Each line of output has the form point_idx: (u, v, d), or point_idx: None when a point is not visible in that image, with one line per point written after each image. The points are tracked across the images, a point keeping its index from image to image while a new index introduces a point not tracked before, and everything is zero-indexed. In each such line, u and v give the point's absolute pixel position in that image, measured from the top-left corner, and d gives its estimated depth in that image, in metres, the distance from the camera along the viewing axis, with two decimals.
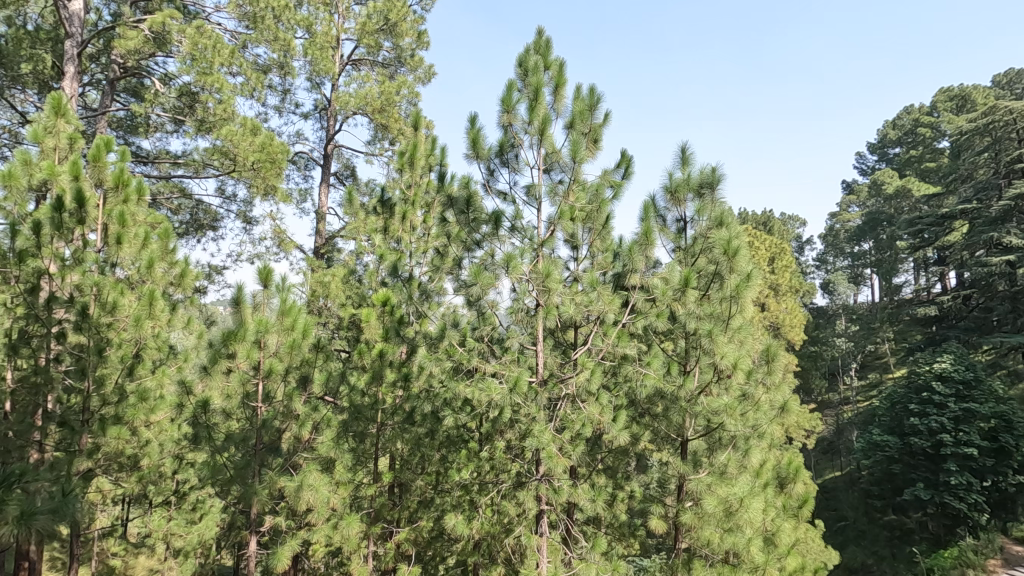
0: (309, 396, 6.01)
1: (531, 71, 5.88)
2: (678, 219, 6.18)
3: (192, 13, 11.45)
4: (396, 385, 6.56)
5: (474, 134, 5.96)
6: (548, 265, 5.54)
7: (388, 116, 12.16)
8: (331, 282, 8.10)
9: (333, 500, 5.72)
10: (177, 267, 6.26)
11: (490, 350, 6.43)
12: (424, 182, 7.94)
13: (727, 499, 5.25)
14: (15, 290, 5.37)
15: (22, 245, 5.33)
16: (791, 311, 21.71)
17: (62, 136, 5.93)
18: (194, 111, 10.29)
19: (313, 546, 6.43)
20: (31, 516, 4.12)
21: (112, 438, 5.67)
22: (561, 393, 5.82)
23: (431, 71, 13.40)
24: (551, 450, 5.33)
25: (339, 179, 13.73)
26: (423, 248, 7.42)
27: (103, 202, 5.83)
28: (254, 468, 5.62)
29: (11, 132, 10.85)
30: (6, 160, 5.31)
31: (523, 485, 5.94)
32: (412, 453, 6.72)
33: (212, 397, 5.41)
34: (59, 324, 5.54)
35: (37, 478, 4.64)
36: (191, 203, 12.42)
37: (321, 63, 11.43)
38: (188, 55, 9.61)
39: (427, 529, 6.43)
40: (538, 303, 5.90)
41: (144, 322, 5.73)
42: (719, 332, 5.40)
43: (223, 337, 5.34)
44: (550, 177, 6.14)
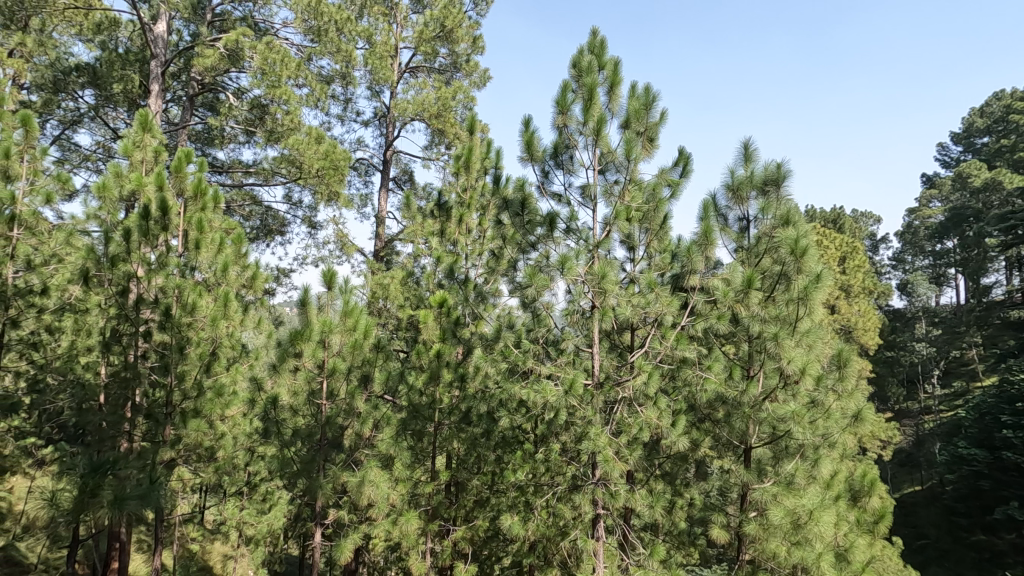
0: (370, 395, 6.22)
1: (586, 72, 5.83)
2: (741, 217, 5.96)
3: (263, 30, 12.15)
4: (452, 385, 6.48)
5: (528, 136, 5.97)
6: (604, 266, 5.46)
7: (444, 121, 12.42)
8: (391, 283, 8.31)
9: (393, 496, 5.89)
10: (249, 270, 6.59)
11: (546, 352, 6.34)
12: (479, 185, 8.03)
13: (796, 511, 5.00)
14: (108, 292, 5.88)
15: (114, 251, 5.83)
16: (864, 313, 20.49)
17: (149, 149, 6.40)
18: (264, 122, 10.88)
19: (373, 540, 6.61)
20: (122, 501, 4.56)
21: (192, 430, 5.95)
22: (617, 395, 5.71)
23: (486, 75, 13.55)
24: (607, 454, 5.27)
25: (397, 183, 14.16)
26: (479, 250, 7.53)
27: (183, 210, 6.23)
28: (319, 463, 5.90)
29: (105, 147, 11.84)
30: (101, 174, 5.82)
31: (579, 489, 5.83)
32: (468, 452, 6.79)
33: (281, 393, 5.86)
34: (145, 324, 6.01)
35: (127, 466, 5.07)
36: (261, 209, 13.06)
37: (380, 72, 11.82)
38: (259, 70, 10.14)
39: (483, 529, 6.46)
40: (594, 305, 5.80)
41: (220, 321, 6.05)
42: (785, 335, 5.17)
43: (291, 337, 5.70)
44: (605, 178, 6.07)
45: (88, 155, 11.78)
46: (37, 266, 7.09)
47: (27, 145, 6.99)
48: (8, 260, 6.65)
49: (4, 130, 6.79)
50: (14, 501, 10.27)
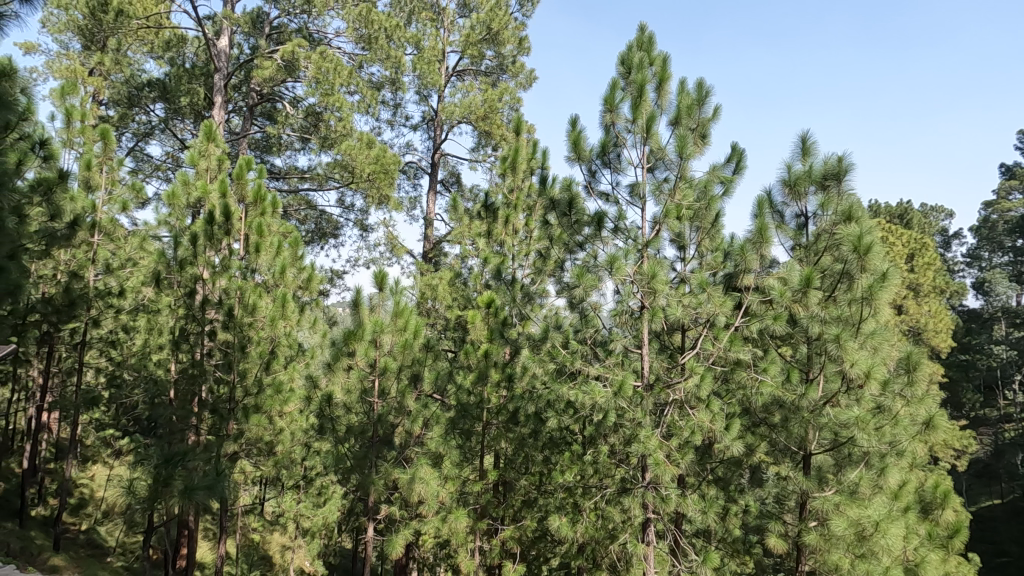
0: (420, 393, 6.35)
1: (635, 68, 5.74)
2: (798, 214, 5.71)
3: (317, 41, 12.61)
4: (500, 386, 6.59)
5: (575, 135, 5.93)
6: (654, 266, 5.36)
7: (491, 123, 12.51)
8: (439, 284, 8.46)
9: (442, 494, 6.02)
10: (305, 272, 6.77)
11: (594, 352, 6.23)
12: (525, 186, 8.01)
13: (860, 522, 4.76)
14: (178, 294, 6.35)
15: (183, 255, 6.28)
16: (935, 314, 19.28)
17: (213, 158, 6.76)
18: (318, 129, 11.30)
19: (423, 536, 6.73)
20: (191, 491, 4.89)
21: (252, 425, 6.18)
22: (668, 398, 5.58)
23: (532, 75, 13.55)
24: (658, 457, 5.16)
25: (445, 186, 14.37)
26: (526, 250, 7.55)
27: (244, 215, 6.54)
28: (371, 459, 6.14)
29: (173, 157, 12.59)
30: (170, 182, 6.25)
31: (628, 492, 5.74)
32: (516, 452, 6.78)
33: (335, 391, 6.08)
34: (210, 324, 6.37)
35: (196, 458, 5.43)
36: (315, 213, 13.54)
37: (428, 76, 12.04)
38: (313, 79, 10.52)
39: (531, 529, 6.43)
40: (644, 305, 5.70)
41: (279, 321, 6.28)
42: (848, 337, 4.94)
43: (345, 336, 5.94)
44: (655, 176, 5.95)
45: (159, 165, 12.53)
46: (115, 269, 7.55)
47: (105, 157, 7.50)
48: (90, 263, 7.32)
49: (86, 143, 7.39)
50: (95, 487, 11.04)
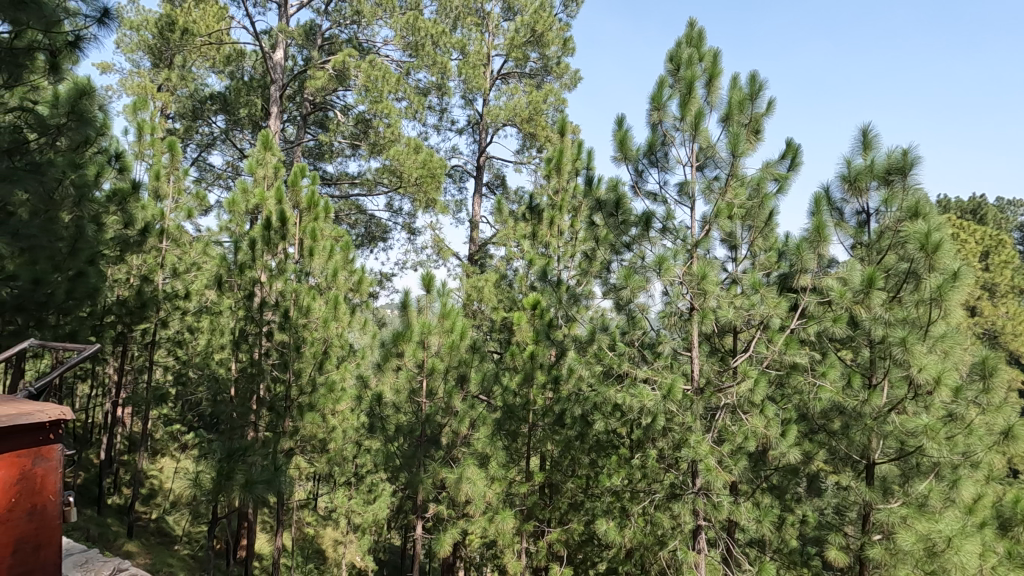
0: (466, 394, 6.44)
1: (684, 65, 5.62)
2: (858, 211, 5.46)
3: (366, 50, 12.99)
4: (546, 387, 6.60)
5: (622, 135, 5.86)
6: (704, 266, 5.21)
7: (535, 125, 12.53)
8: (485, 286, 8.60)
9: (489, 494, 6.06)
10: (355, 275, 6.95)
11: (641, 355, 6.05)
12: (571, 186, 7.93)
13: (930, 537, 4.46)
14: (237, 296, 6.67)
15: (242, 259, 6.59)
16: (1013, 316, 17.97)
17: (270, 166, 7.06)
18: (367, 136, 11.64)
19: (470, 536, 6.79)
20: (251, 485, 5.27)
21: (308, 423, 6.44)
22: (719, 402, 5.39)
23: (577, 75, 13.49)
24: (710, 463, 5.02)
25: (490, 188, 14.51)
26: (571, 252, 7.55)
27: (299, 220, 6.77)
28: (419, 458, 6.27)
29: (232, 165, 13.23)
30: (231, 191, 6.62)
31: (678, 498, 5.59)
32: (563, 454, 6.71)
33: (384, 391, 6.28)
34: (268, 325, 6.65)
35: (255, 453, 5.70)
36: (365, 217, 13.95)
37: (473, 80, 12.20)
38: (363, 87, 10.82)
39: (578, 532, 6.38)
40: (693, 306, 5.53)
41: (331, 323, 6.47)
42: (916, 340, 4.65)
43: (393, 337, 6.10)
44: (704, 175, 5.80)
45: (220, 174, 13.19)
46: (181, 273, 8.11)
47: (172, 167, 7.94)
48: (159, 267, 7.81)
49: (155, 155, 7.85)
50: (165, 478, 11.73)
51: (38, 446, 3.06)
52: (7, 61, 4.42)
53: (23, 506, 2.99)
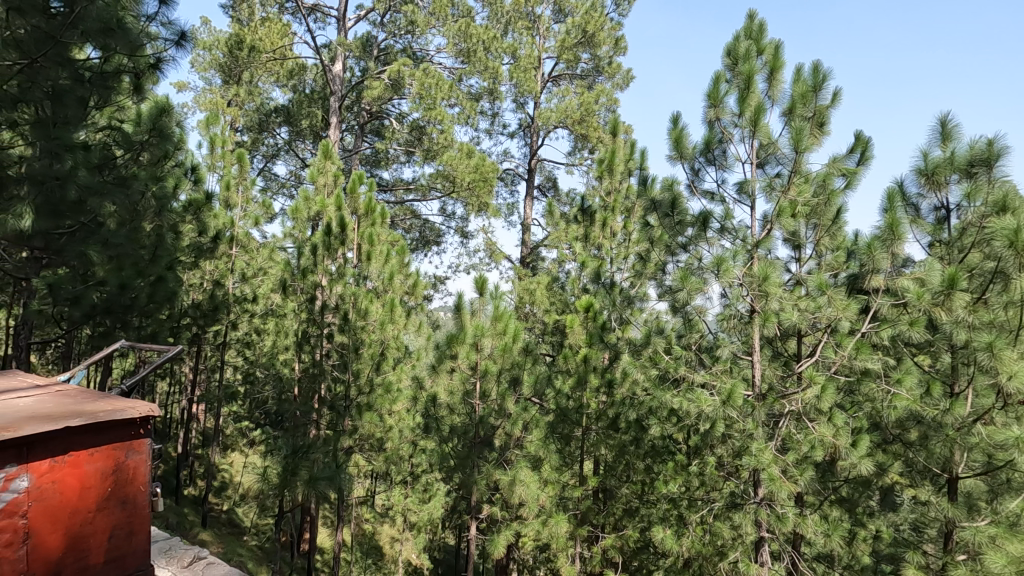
0: (519, 397, 6.48)
1: (742, 59, 5.42)
2: (937, 207, 5.13)
3: (420, 58, 13.31)
4: (600, 391, 6.49)
5: (677, 134, 5.72)
6: (766, 267, 5.00)
7: (587, 126, 12.45)
8: (537, 289, 8.68)
9: (542, 497, 6.08)
10: (411, 278, 7.11)
11: (699, 359, 5.84)
12: (623, 187, 7.80)
13: (1022, 559, 4.09)
14: (302, 299, 7.02)
15: (305, 264, 6.90)
16: None
17: (330, 174, 7.33)
18: (422, 142, 11.89)
19: (523, 538, 6.83)
20: (315, 481, 5.51)
21: (366, 422, 6.67)
22: (782, 409, 5.13)
23: (629, 75, 13.30)
24: (773, 472, 4.81)
25: (542, 190, 14.52)
26: (624, 253, 7.42)
27: (357, 226, 6.99)
28: (473, 459, 6.36)
29: (295, 174, 13.86)
30: (294, 199, 6.94)
31: (738, 507, 5.38)
32: (617, 459, 6.56)
33: (439, 392, 6.41)
34: (328, 327, 6.90)
35: (317, 450, 5.96)
36: (420, 222, 14.26)
37: (525, 84, 12.27)
38: (417, 95, 11.09)
39: (634, 539, 6.29)
40: (754, 309, 5.29)
41: (387, 324, 6.62)
42: (1004, 345, 4.20)
43: (448, 340, 6.25)
44: (765, 172, 5.59)
45: (284, 183, 13.86)
46: (249, 277, 8.58)
47: (240, 177, 8.35)
48: (229, 273, 8.26)
49: (225, 166, 8.34)
50: (234, 472, 12.40)
51: (130, 440, 3.28)
52: (98, 84, 4.82)
53: (118, 496, 3.22)
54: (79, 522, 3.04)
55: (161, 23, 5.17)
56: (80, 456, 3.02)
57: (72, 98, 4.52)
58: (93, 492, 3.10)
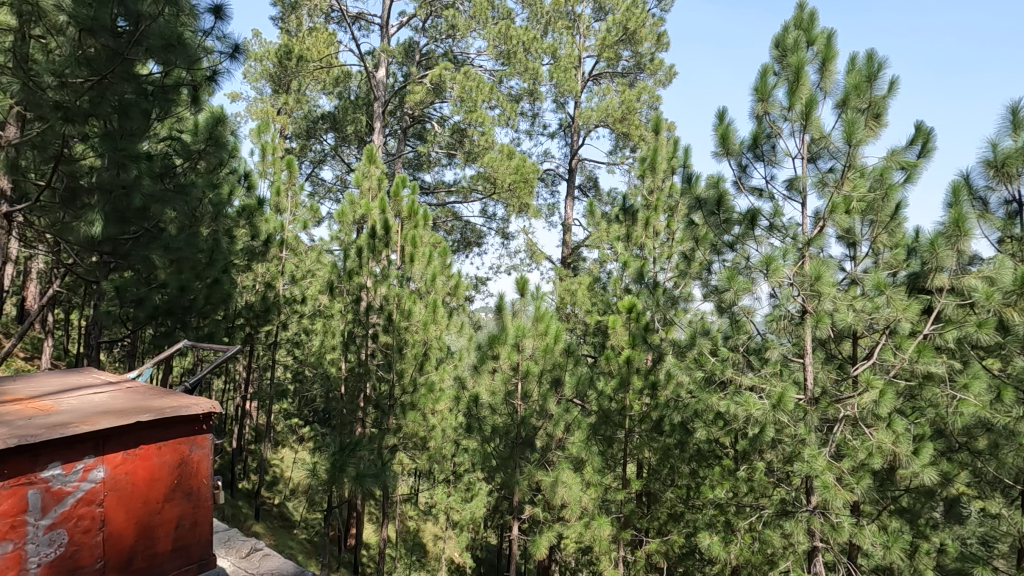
0: (561, 398, 6.48)
1: (790, 50, 5.23)
2: (1007, 200, 4.82)
3: (461, 62, 13.47)
4: (643, 393, 6.35)
5: (723, 130, 5.57)
6: (819, 266, 4.82)
7: (629, 124, 12.28)
8: (578, 290, 8.74)
9: (584, 499, 6.06)
10: (453, 279, 7.19)
11: (747, 361, 5.65)
12: (666, 186, 7.65)
13: None
14: (348, 300, 7.24)
15: (351, 266, 7.08)
16: None
17: (374, 178, 7.49)
18: (463, 144, 12.01)
19: (565, 540, 6.80)
20: (361, 478, 5.66)
21: (410, 421, 6.80)
22: (837, 414, 4.92)
23: (672, 71, 13.06)
24: (827, 480, 4.60)
25: (583, 190, 14.43)
26: (668, 253, 7.33)
27: (400, 228, 7.11)
28: (515, 460, 6.39)
29: (341, 179, 14.25)
30: (340, 203, 7.14)
31: (789, 515, 5.19)
32: (661, 462, 6.50)
33: (482, 392, 6.48)
34: (373, 328, 7.04)
35: (364, 448, 6.10)
36: (461, 224, 14.40)
37: (565, 84, 12.23)
38: (459, 98, 11.21)
39: (680, 545, 6.10)
40: (806, 309, 5.11)
41: (430, 325, 6.71)
42: None
43: (490, 340, 6.31)
44: (818, 167, 5.37)
45: (331, 188, 14.27)
46: (298, 279, 8.88)
47: (290, 183, 8.64)
48: (280, 275, 8.57)
49: (276, 172, 8.65)
50: (285, 467, 12.85)
51: (194, 434, 3.43)
52: (160, 98, 5.11)
53: (183, 488, 3.38)
54: (149, 511, 3.21)
55: (216, 37, 5.40)
56: (149, 450, 3.19)
57: (137, 111, 4.76)
58: (161, 484, 3.26)
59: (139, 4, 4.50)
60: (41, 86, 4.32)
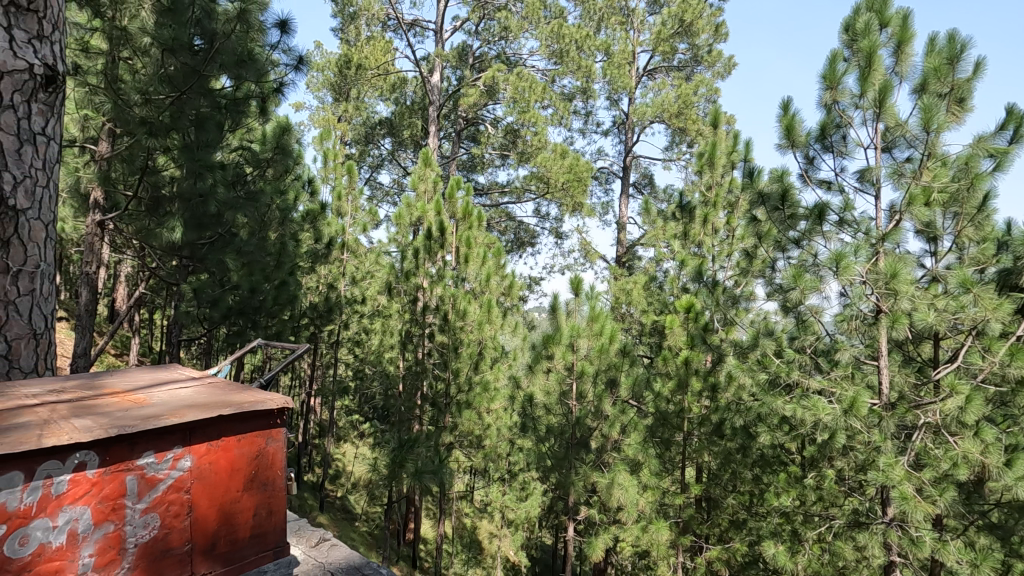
0: (616, 399, 6.41)
1: (861, 34, 4.92)
2: None
3: (513, 63, 13.55)
4: (703, 395, 6.17)
5: (788, 121, 5.32)
6: (895, 262, 4.51)
7: (685, 119, 11.96)
8: (634, 289, 8.66)
9: (641, 503, 5.94)
10: (507, 279, 7.23)
11: (815, 363, 5.33)
12: (726, 181, 7.41)
13: None
14: (405, 301, 7.41)
15: (408, 267, 7.25)
16: None
17: (429, 180, 7.65)
18: (516, 145, 12.07)
19: (622, 544, 6.73)
20: (420, 474, 5.80)
21: (466, 419, 6.94)
22: (916, 420, 4.61)
23: (731, 62, 12.62)
24: (906, 490, 4.31)
25: (638, 188, 14.18)
26: (728, 251, 7.09)
27: (455, 229, 7.21)
28: (570, 460, 6.41)
29: (397, 182, 14.65)
30: (397, 206, 7.34)
31: (863, 527, 4.92)
32: (721, 467, 6.25)
33: (536, 392, 6.47)
34: (429, 327, 7.18)
35: (421, 444, 6.25)
36: (514, 224, 14.49)
37: (619, 80, 12.07)
38: (512, 99, 11.28)
39: (742, 553, 5.91)
40: (881, 309, 4.78)
41: (485, 325, 6.78)
42: None
43: (544, 340, 6.32)
44: (893, 156, 5.04)
45: (388, 191, 14.70)
46: (359, 280, 9.18)
47: (350, 188, 8.95)
48: (341, 276, 8.91)
49: (336, 177, 9.00)
50: (347, 462, 13.36)
51: (270, 424, 2.98)
52: (232, 110, 5.35)
53: (263, 478, 2.95)
54: (231, 503, 2.81)
55: (283, 50, 5.68)
56: (230, 440, 2.78)
57: (212, 123, 5.04)
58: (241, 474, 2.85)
59: (213, 23, 4.88)
60: (129, 104, 4.69)
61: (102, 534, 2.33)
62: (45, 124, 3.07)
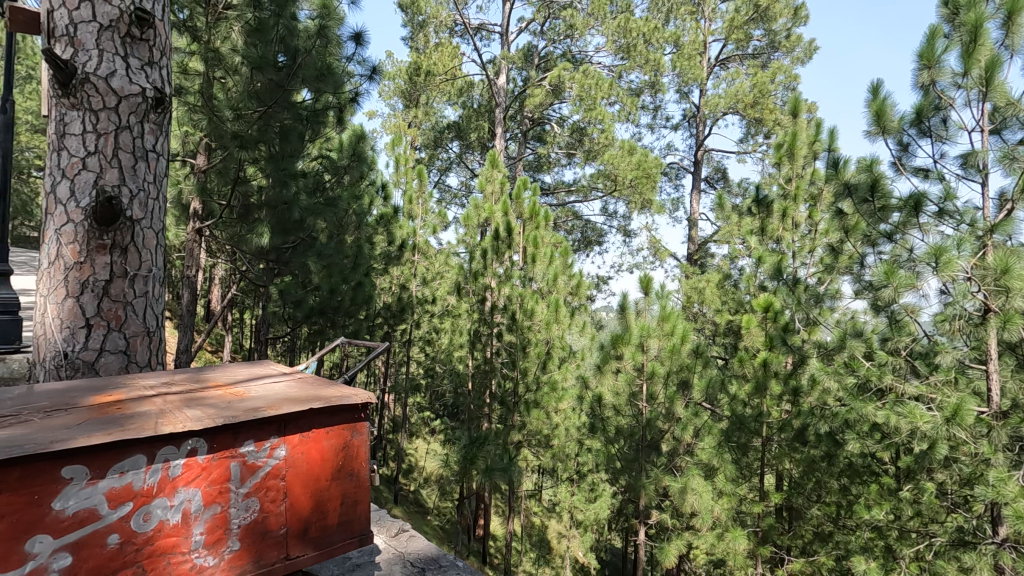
0: (689, 401, 6.22)
1: (964, 7, 4.49)
2: None
3: (579, 61, 13.47)
4: (783, 399, 5.96)
5: (878, 106, 4.95)
6: (1005, 257, 4.11)
7: (761, 108, 11.39)
8: (706, 288, 8.44)
9: (716, 510, 5.74)
10: (574, 279, 7.16)
11: (911, 367, 4.88)
12: (807, 172, 7.01)
13: None
14: (473, 300, 7.55)
15: (476, 267, 7.37)
16: None
17: (497, 181, 7.74)
18: (582, 143, 11.97)
19: (696, 551, 6.59)
20: (491, 471, 5.90)
21: (534, 418, 6.98)
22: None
23: (812, 46, 11.91)
24: (1020, 509, 3.86)
25: (710, 183, 13.70)
26: (810, 246, 6.67)
27: (522, 229, 7.22)
28: (641, 463, 6.32)
29: (465, 184, 14.94)
30: (466, 208, 7.50)
31: (969, 546, 4.52)
32: (805, 476, 5.97)
33: (604, 393, 6.36)
34: (498, 326, 7.29)
35: (490, 442, 6.34)
36: (581, 223, 14.40)
37: (689, 72, 11.69)
38: (578, 97, 11.22)
39: (828, 568, 5.61)
40: (989, 308, 4.31)
41: (552, 324, 6.77)
42: None
43: (613, 341, 6.14)
44: (1004, 139, 4.57)
45: (456, 194, 15.04)
46: (429, 281, 9.45)
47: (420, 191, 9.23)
48: (413, 277, 9.20)
49: (408, 181, 9.32)
50: (418, 457, 13.80)
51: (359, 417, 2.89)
52: (313, 121, 5.67)
53: (353, 470, 2.87)
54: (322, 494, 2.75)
55: (357, 61, 5.95)
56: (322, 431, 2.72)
57: (294, 134, 5.40)
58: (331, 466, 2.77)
59: (296, 40, 5.09)
60: (222, 119, 5.06)
61: (211, 515, 2.33)
62: (156, 142, 3.03)
